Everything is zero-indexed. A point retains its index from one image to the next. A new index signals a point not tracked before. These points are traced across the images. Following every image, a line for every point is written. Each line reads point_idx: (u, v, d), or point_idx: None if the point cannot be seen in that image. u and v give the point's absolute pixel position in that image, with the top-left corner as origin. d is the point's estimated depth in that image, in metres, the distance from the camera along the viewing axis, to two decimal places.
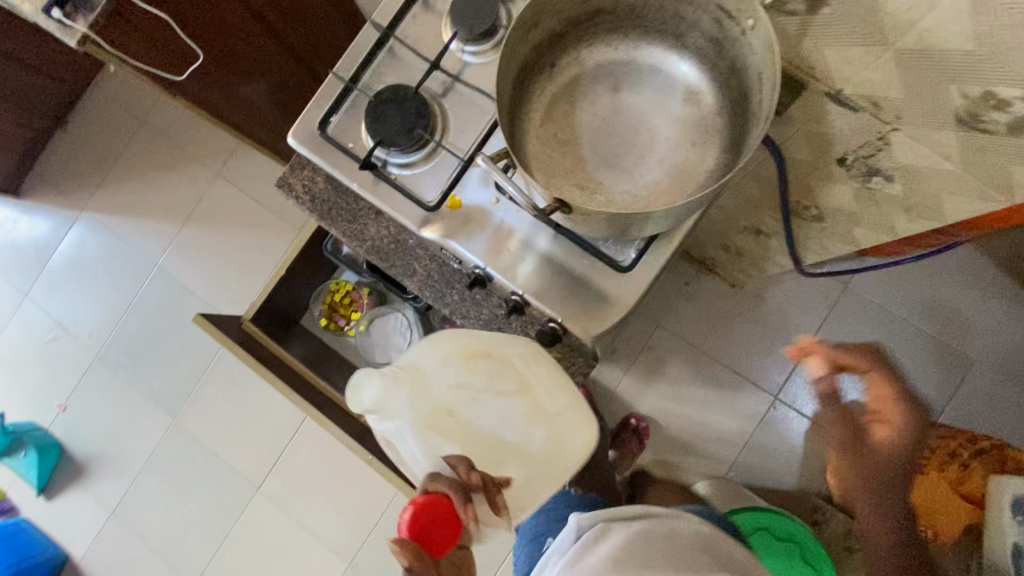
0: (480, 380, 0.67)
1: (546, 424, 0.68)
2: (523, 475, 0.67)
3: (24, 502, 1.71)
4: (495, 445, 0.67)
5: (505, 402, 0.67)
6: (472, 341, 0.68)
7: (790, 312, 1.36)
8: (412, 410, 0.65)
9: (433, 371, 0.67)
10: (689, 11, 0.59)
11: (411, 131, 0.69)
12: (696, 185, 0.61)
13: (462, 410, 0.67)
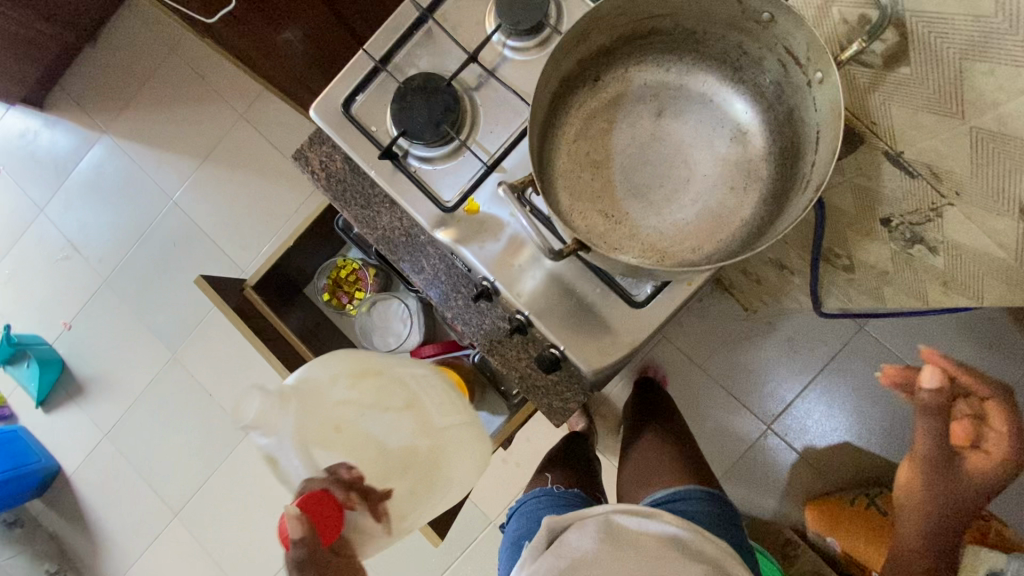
0: (367, 396, 0.63)
1: (435, 439, 0.65)
2: (409, 489, 0.64)
3: (24, 410, 1.76)
4: (386, 461, 0.62)
5: (396, 417, 0.63)
6: (359, 359, 0.65)
7: (800, 344, 1.33)
8: (297, 427, 0.59)
9: (322, 387, 0.62)
10: (752, 46, 0.55)
11: (436, 126, 0.65)
12: (728, 233, 0.57)
13: (352, 426, 0.62)
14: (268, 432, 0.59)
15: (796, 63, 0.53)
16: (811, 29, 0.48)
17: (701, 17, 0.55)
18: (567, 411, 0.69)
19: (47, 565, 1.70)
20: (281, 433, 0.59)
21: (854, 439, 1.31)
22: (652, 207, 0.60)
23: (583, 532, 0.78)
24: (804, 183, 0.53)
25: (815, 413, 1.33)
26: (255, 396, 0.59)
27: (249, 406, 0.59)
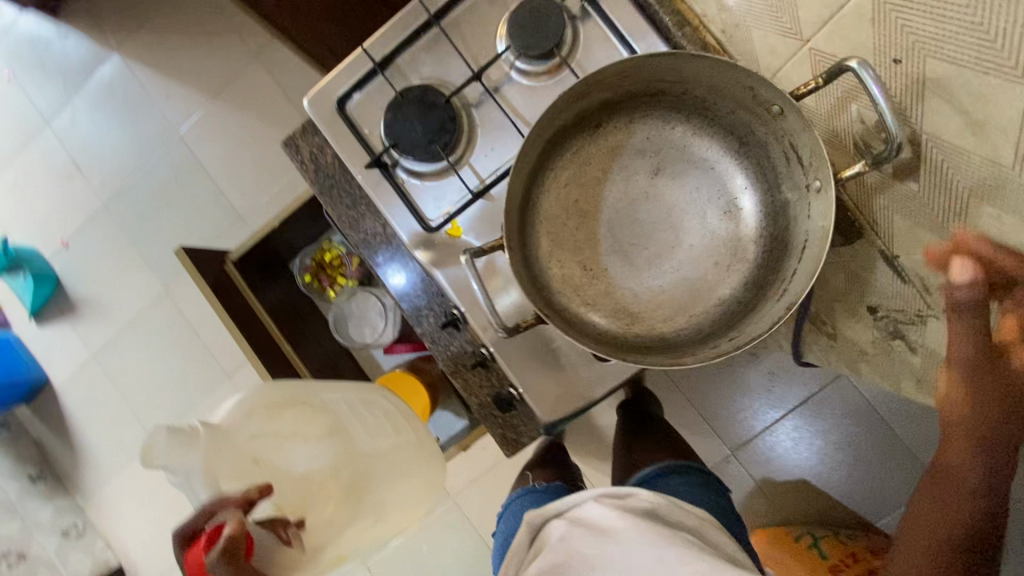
0: (287, 426, 0.65)
1: (357, 465, 0.68)
2: (328, 515, 0.65)
3: (18, 319, 1.80)
4: (308, 488, 0.64)
5: (318, 445, 0.65)
6: (279, 393, 0.66)
7: (778, 379, 1.25)
8: (210, 464, 0.58)
9: (237, 423, 0.61)
10: (760, 128, 0.53)
11: (428, 143, 0.63)
12: (702, 311, 0.56)
13: (272, 458, 0.62)
14: (176, 471, 0.57)
15: (799, 159, 0.50)
16: (818, 137, 0.47)
17: (710, 88, 0.53)
18: (519, 445, 0.69)
19: (29, 470, 1.73)
20: (190, 471, 0.58)
21: (812, 476, 1.27)
22: (632, 267, 0.58)
23: (562, 524, 0.69)
24: (783, 289, 0.52)
25: (795, 442, 1.27)
26: (161, 437, 0.56)
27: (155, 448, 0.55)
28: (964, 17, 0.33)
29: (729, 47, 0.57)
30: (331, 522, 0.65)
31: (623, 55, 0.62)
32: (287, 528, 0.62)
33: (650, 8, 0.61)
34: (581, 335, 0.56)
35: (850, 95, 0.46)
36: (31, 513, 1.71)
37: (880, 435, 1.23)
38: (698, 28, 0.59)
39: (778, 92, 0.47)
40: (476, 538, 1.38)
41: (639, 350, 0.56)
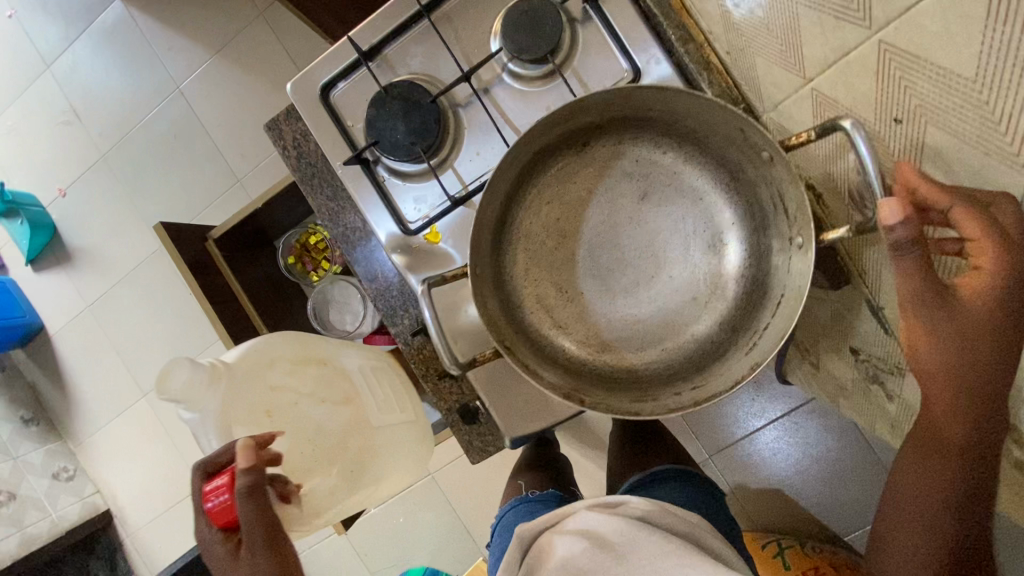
0: (305, 383, 0.63)
1: (365, 436, 0.65)
2: (329, 485, 0.62)
3: (15, 264, 1.79)
4: (314, 451, 0.61)
5: (330, 411, 0.63)
6: (302, 345, 0.64)
7: (770, 387, 1.16)
8: (226, 406, 0.57)
9: (259, 368, 0.60)
10: (750, 168, 0.51)
11: (409, 144, 0.60)
12: (673, 347, 0.55)
13: (285, 412, 0.61)
14: (190, 408, 0.55)
15: (786, 206, 0.49)
16: (803, 191, 0.45)
17: (701, 121, 0.51)
18: (485, 453, 0.69)
19: (21, 413, 1.74)
20: (207, 410, 0.56)
21: (786, 487, 1.18)
22: (608, 293, 0.56)
23: (559, 536, 0.64)
24: (752, 339, 0.52)
25: (773, 452, 1.18)
26: (185, 367, 0.54)
27: (174, 380, 0.53)
28: (967, 91, 0.30)
29: (733, 70, 0.55)
30: (326, 489, 0.62)
31: (623, 65, 0.58)
32: (290, 485, 0.58)
33: (654, 18, 0.57)
34: (546, 362, 0.56)
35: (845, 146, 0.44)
36: (24, 454, 1.68)
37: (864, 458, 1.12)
38: (703, 44, 0.56)
39: (768, 138, 0.45)
40: (452, 517, 1.41)
41: (603, 382, 0.55)
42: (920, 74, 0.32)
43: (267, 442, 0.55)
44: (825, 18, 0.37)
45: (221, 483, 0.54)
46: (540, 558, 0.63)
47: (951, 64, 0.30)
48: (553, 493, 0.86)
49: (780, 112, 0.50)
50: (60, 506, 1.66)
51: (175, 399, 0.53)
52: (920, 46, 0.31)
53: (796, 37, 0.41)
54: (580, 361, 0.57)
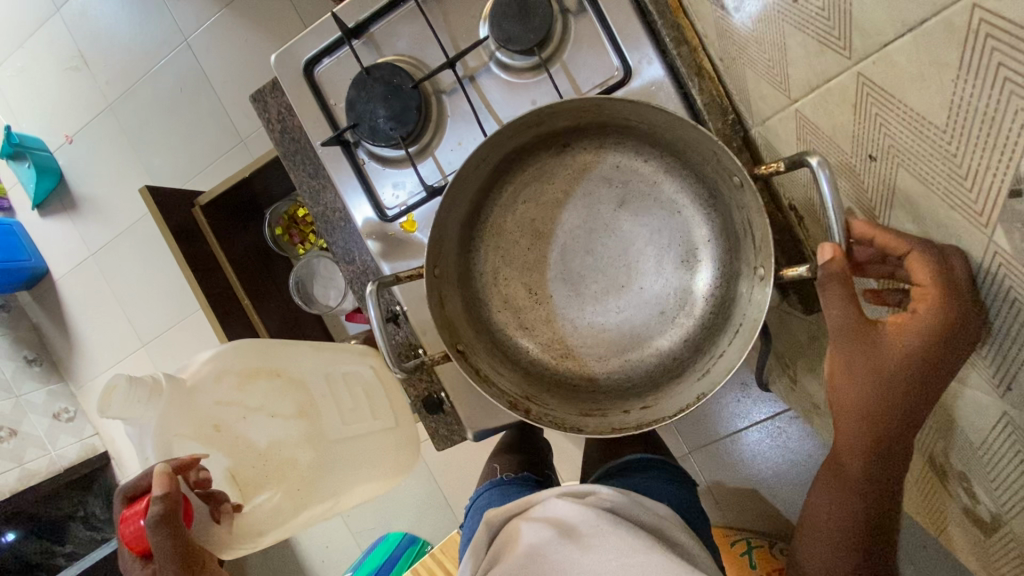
0: (254, 397, 0.65)
1: (317, 450, 0.67)
2: (272, 503, 0.65)
3: (22, 207, 1.81)
4: (262, 467, 0.64)
5: (281, 424, 0.65)
6: (255, 358, 0.66)
7: (757, 389, 1.15)
8: (164, 423, 0.59)
9: (204, 383, 0.62)
10: (725, 188, 0.50)
11: (387, 130, 0.58)
12: (631, 362, 0.56)
13: (232, 426, 0.63)
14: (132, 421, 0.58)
15: (753, 231, 0.48)
16: (767, 223, 0.44)
17: (679, 137, 0.50)
18: (449, 441, 0.69)
19: (25, 353, 1.79)
20: (146, 426, 0.59)
21: (764, 489, 1.18)
22: (577, 300, 0.56)
23: (526, 524, 0.60)
24: (706, 367, 0.52)
25: (754, 453, 1.18)
26: (121, 385, 0.55)
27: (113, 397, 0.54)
28: (937, 139, 0.28)
29: (725, 76, 0.53)
30: (275, 503, 0.65)
31: (613, 62, 0.55)
32: (226, 507, 0.61)
33: (649, 14, 0.54)
34: (505, 363, 0.57)
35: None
36: (26, 393, 1.72)
37: None
38: (697, 47, 0.54)
39: (740, 165, 0.45)
40: (433, 488, 1.45)
41: (557, 392, 0.57)
42: (893, 111, 0.30)
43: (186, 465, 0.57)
44: (809, 39, 0.35)
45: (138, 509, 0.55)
46: (506, 546, 0.59)
47: (922, 108, 0.28)
48: (527, 478, 0.83)
49: (767, 128, 0.48)
50: (59, 445, 1.71)
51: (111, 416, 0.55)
52: (895, 85, 0.29)
53: (783, 54, 0.39)
54: (541, 364, 0.58)
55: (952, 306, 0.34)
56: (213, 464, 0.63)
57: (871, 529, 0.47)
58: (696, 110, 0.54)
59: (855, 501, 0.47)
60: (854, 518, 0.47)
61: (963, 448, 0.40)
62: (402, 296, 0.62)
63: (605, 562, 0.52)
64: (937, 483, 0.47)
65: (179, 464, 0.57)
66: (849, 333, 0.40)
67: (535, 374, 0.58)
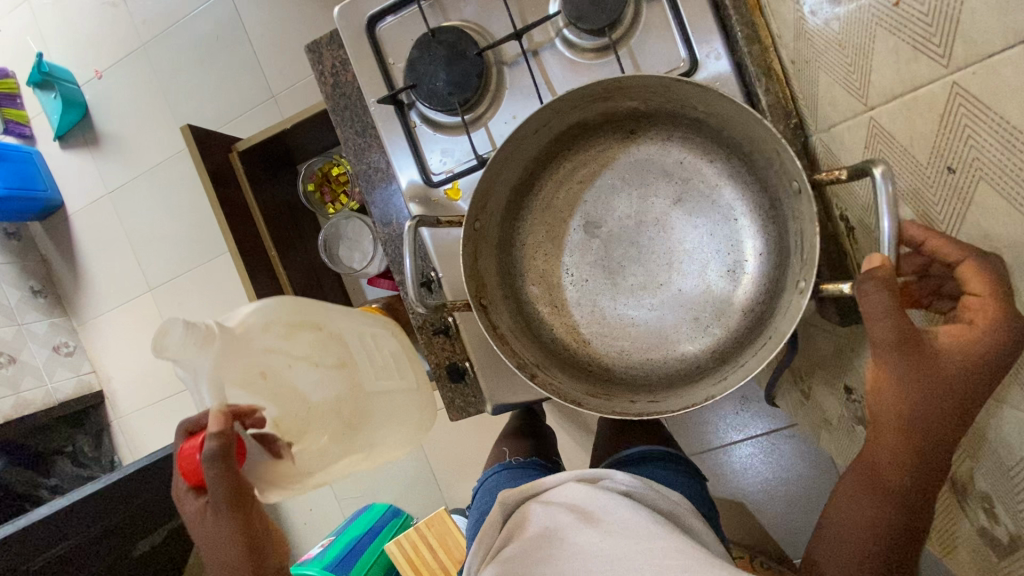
0: (302, 346, 0.56)
1: (360, 403, 0.60)
2: (320, 446, 0.57)
3: (42, 137, 1.79)
4: (306, 413, 0.55)
5: (327, 373, 0.57)
6: (298, 306, 0.58)
7: (758, 405, 1.16)
8: (219, 368, 0.49)
9: (254, 331, 0.53)
10: (784, 199, 0.49)
11: (446, 95, 0.58)
12: (654, 358, 0.56)
13: (281, 373, 0.54)
14: (180, 368, 0.48)
15: (803, 243, 0.47)
16: (818, 232, 0.44)
17: (748, 136, 0.49)
18: (464, 414, 0.70)
19: (31, 283, 1.79)
20: (197, 372, 0.49)
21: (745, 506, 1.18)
22: (617, 291, 0.56)
23: (544, 507, 0.63)
24: (727, 370, 0.51)
25: (737, 471, 1.19)
26: (178, 326, 0.46)
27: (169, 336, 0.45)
28: None
29: (793, 80, 0.53)
30: (320, 448, 0.57)
31: (681, 53, 0.55)
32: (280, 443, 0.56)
33: (724, 9, 0.54)
34: (526, 333, 0.58)
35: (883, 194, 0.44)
36: (29, 322, 1.74)
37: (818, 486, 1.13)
38: (768, 48, 0.54)
39: (800, 170, 0.44)
40: (423, 465, 1.53)
41: (576, 371, 0.57)
42: (984, 124, 0.31)
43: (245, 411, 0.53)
44: (901, 44, 0.35)
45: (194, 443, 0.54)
46: (519, 527, 0.63)
47: (1019, 121, 0.28)
48: (535, 462, 0.84)
49: (832, 135, 0.48)
50: (55, 378, 1.73)
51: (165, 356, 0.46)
52: (992, 97, 0.30)
53: (869, 57, 0.39)
54: (562, 344, 0.58)
55: (1004, 311, 0.36)
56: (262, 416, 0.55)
57: (909, 544, 0.45)
58: (758, 110, 0.54)
59: (891, 514, 0.45)
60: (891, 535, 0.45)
61: (989, 468, 0.42)
62: (437, 262, 0.63)
63: (623, 544, 0.55)
64: (953, 501, 0.48)
65: (238, 410, 0.52)
66: (899, 343, 0.40)
67: (554, 352, 0.58)
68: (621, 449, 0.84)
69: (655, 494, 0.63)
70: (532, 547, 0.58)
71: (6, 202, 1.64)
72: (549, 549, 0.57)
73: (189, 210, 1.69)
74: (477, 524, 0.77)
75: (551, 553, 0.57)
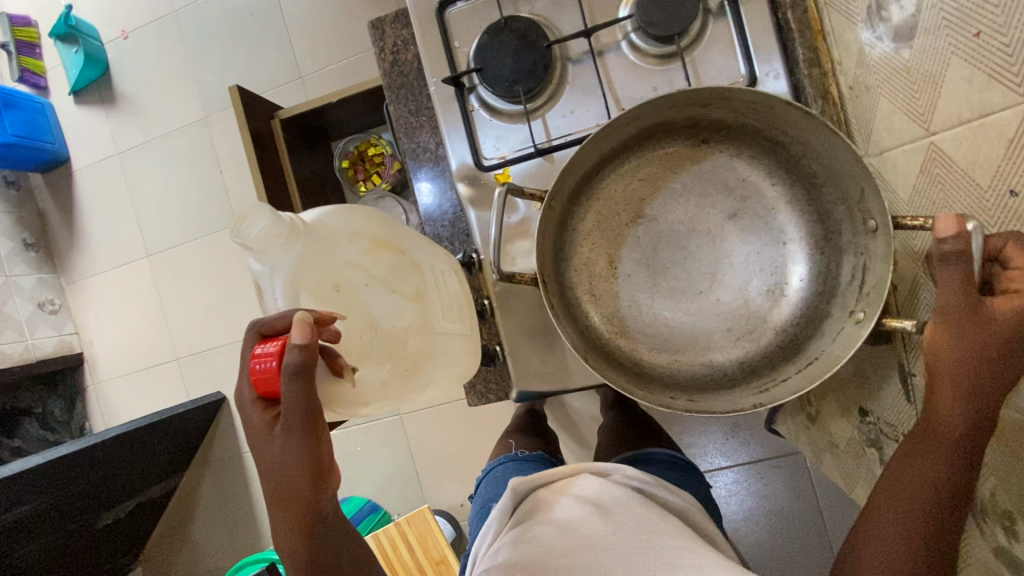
0: (381, 268, 0.64)
1: (428, 338, 0.66)
2: (382, 376, 0.64)
3: (56, 89, 1.75)
4: (372, 338, 0.63)
5: (399, 302, 0.64)
6: (386, 227, 0.64)
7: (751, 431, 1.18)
8: (297, 270, 0.58)
9: (338, 239, 0.61)
10: (847, 234, 0.53)
11: (511, 83, 0.59)
12: (692, 360, 0.58)
13: (351, 291, 0.62)
14: (265, 260, 0.57)
15: (864, 281, 0.51)
16: (891, 268, 0.47)
17: (828, 168, 0.52)
18: (481, 397, 0.75)
19: (24, 235, 1.74)
20: (278, 268, 0.58)
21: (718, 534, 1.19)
22: (671, 293, 0.58)
23: (563, 500, 0.64)
24: (770, 381, 0.55)
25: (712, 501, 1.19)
26: (266, 219, 0.54)
27: (252, 227, 0.53)
28: None
29: (849, 105, 0.55)
30: (382, 379, 0.65)
31: (740, 69, 0.57)
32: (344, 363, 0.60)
33: (788, 33, 0.57)
34: (571, 322, 0.57)
35: None
36: (17, 275, 1.68)
37: (786, 517, 1.16)
38: (828, 72, 0.56)
39: (885, 215, 0.47)
40: (407, 461, 1.52)
41: (614, 362, 0.57)
42: None
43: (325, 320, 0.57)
44: (977, 74, 0.38)
45: (272, 349, 0.57)
46: (536, 513, 0.64)
47: None
48: (541, 456, 0.86)
49: (883, 160, 0.51)
50: (36, 334, 1.67)
51: (245, 244, 0.54)
52: None
53: (940, 84, 0.42)
54: (596, 333, 0.59)
55: None
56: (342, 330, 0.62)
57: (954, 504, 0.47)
58: None
59: (939, 473, 0.47)
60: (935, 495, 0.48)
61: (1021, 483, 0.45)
62: (481, 245, 0.65)
63: (639, 539, 0.57)
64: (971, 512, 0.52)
65: (319, 317, 0.58)
66: (955, 312, 0.44)
67: (584, 336, 0.58)
68: (624, 452, 0.85)
69: (660, 490, 0.66)
70: (545, 536, 0.59)
71: (12, 149, 1.60)
72: (561, 541, 0.58)
73: (200, 179, 1.67)
74: (485, 514, 0.79)
75: (572, 547, 0.57)
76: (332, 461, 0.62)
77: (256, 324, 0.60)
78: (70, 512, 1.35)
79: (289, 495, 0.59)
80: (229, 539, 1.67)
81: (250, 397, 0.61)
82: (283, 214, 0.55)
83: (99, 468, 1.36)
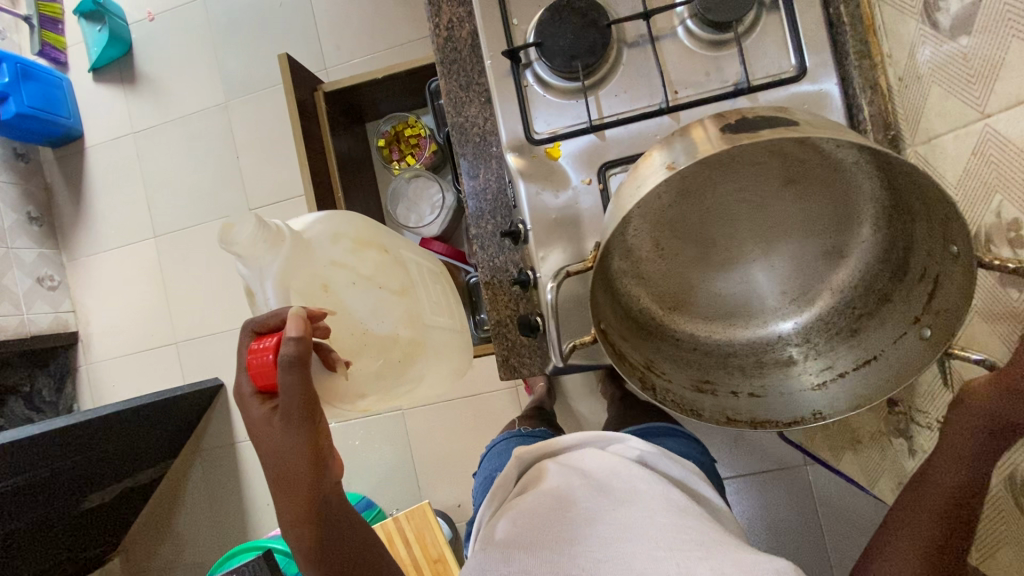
0: (366, 265, 0.69)
1: (416, 329, 0.72)
2: (374, 369, 0.69)
3: (77, 67, 1.72)
4: (363, 339, 0.68)
5: (388, 299, 0.70)
6: (365, 229, 0.71)
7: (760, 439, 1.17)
8: (286, 269, 0.62)
9: (321, 240, 0.66)
10: (925, 225, 0.52)
11: (570, 59, 0.62)
12: (747, 328, 0.63)
13: (339, 290, 0.66)
14: (251, 264, 0.60)
15: (934, 291, 0.54)
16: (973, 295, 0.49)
17: (912, 183, 0.48)
18: (512, 372, 0.75)
19: (29, 209, 1.70)
20: (266, 269, 0.61)
21: None
22: (725, 273, 0.61)
23: (555, 468, 0.63)
24: (828, 369, 0.61)
25: None
26: (253, 225, 0.58)
27: (239, 234, 0.57)
28: None
29: (897, 98, 0.58)
30: (376, 370, 0.69)
31: (790, 60, 0.60)
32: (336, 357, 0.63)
33: (839, 28, 0.59)
34: (625, 318, 0.62)
35: (997, 207, 0.49)
36: (18, 247, 1.64)
37: (791, 528, 1.14)
38: (877, 65, 0.59)
39: (969, 241, 0.46)
40: (406, 458, 1.49)
41: (670, 350, 0.64)
42: None
43: (317, 316, 0.61)
44: None
45: (268, 343, 0.58)
46: (535, 480, 0.64)
47: None
48: (544, 432, 0.88)
49: (933, 146, 0.55)
50: (34, 309, 1.62)
51: (235, 250, 0.58)
52: None
53: (997, 69, 0.46)
54: (649, 314, 0.63)
55: None
56: (337, 325, 0.66)
57: (966, 510, 0.55)
58: (859, 120, 0.59)
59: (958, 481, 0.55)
60: (946, 510, 0.55)
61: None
62: (526, 216, 0.66)
63: (639, 515, 0.54)
64: (1008, 500, 0.56)
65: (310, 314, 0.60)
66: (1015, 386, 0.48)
67: (643, 330, 0.63)
68: (635, 427, 0.87)
69: (667, 462, 0.65)
70: (543, 505, 0.56)
71: (27, 121, 1.55)
72: (554, 507, 0.56)
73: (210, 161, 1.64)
74: (488, 487, 0.79)
75: (563, 517, 0.55)
76: (331, 446, 0.62)
77: (249, 324, 0.62)
78: (59, 491, 1.30)
79: (290, 478, 0.60)
80: (214, 532, 1.61)
81: (249, 391, 0.61)
82: (267, 220, 0.59)
83: (91, 446, 1.31)
